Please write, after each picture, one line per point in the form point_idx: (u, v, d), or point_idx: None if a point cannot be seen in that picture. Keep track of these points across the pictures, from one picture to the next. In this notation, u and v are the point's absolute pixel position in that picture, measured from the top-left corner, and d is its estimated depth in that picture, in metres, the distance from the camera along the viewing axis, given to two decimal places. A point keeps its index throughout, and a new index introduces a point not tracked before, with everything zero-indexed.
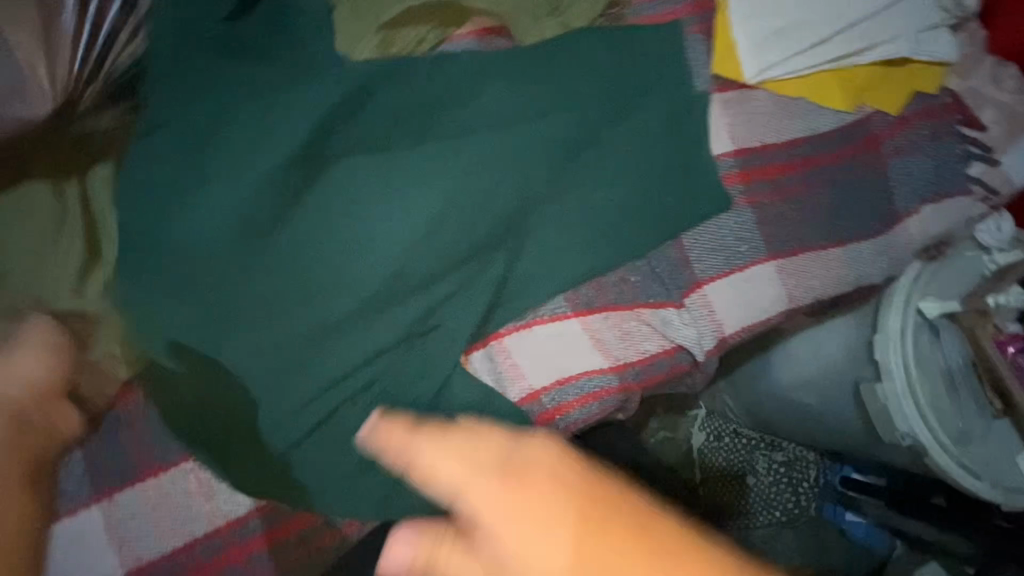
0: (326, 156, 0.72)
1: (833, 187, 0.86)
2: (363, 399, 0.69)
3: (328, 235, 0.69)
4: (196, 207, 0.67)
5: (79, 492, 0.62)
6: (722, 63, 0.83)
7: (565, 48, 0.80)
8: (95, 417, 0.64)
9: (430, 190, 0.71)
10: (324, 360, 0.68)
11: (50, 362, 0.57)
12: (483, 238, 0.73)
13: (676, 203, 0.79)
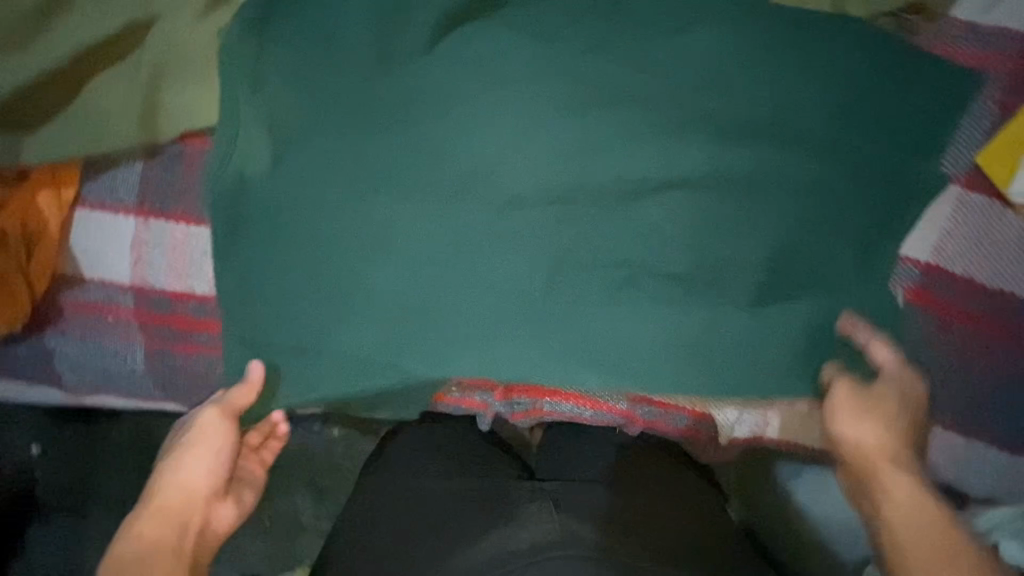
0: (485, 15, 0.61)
1: (1012, 373, 0.66)
2: (377, 289, 0.61)
3: (439, 107, 0.60)
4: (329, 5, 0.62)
5: (125, 200, 0.67)
6: (990, 155, 0.62)
7: (819, 32, 0.60)
8: (156, 144, 0.65)
9: (570, 122, 0.60)
10: (369, 241, 0.61)
11: (228, 438, 0.64)
12: (592, 209, 0.61)
13: (829, 282, 0.62)
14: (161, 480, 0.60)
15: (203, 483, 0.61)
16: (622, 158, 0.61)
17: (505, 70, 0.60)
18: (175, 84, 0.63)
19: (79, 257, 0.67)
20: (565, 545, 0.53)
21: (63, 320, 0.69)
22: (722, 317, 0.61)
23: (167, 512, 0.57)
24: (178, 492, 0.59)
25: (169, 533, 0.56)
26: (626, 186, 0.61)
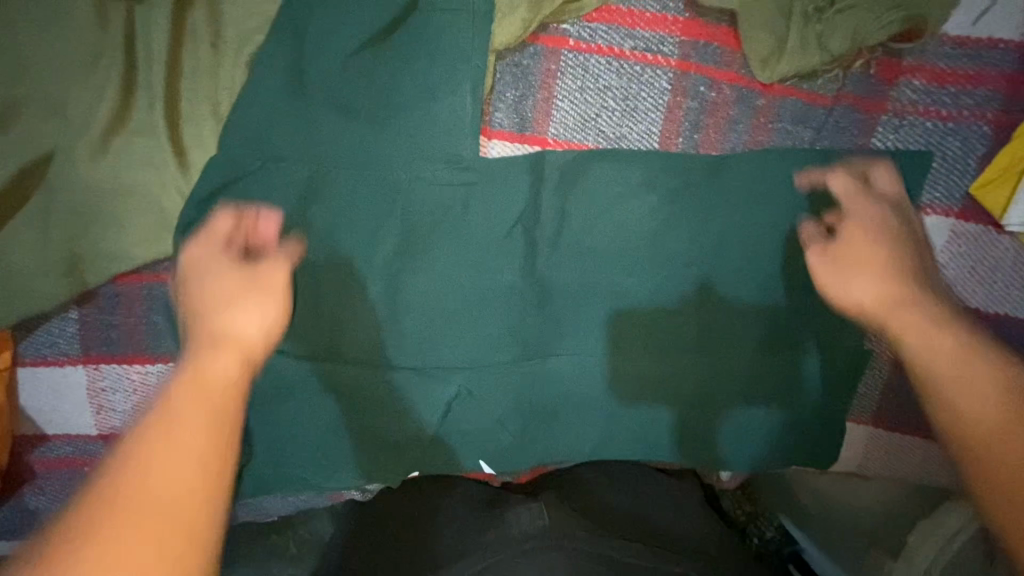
0: (438, 118, 0.58)
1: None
2: (376, 416, 0.67)
3: (411, 249, 0.63)
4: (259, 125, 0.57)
5: (68, 351, 0.61)
6: (988, 185, 0.57)
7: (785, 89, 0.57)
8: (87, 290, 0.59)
9: (533, 242, 0.63)
10: (364, 373, 0.66)
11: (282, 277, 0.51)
12: (558, 318, 0.66)
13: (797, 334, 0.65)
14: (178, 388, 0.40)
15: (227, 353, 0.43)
16: (579, 232, 0.62)
17: (459, 166, 0.60)
18: (91, 226, 0.56)
19: (34, 415, 0.63)
20: (556, 540, 0.56)
21: (35, 479, 0.65)
22: (683, 383, 0.66)
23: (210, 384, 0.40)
24: (248, 330, 0.45)
25: (215, 406, 0.39)
26: (586, 257, 0.63)
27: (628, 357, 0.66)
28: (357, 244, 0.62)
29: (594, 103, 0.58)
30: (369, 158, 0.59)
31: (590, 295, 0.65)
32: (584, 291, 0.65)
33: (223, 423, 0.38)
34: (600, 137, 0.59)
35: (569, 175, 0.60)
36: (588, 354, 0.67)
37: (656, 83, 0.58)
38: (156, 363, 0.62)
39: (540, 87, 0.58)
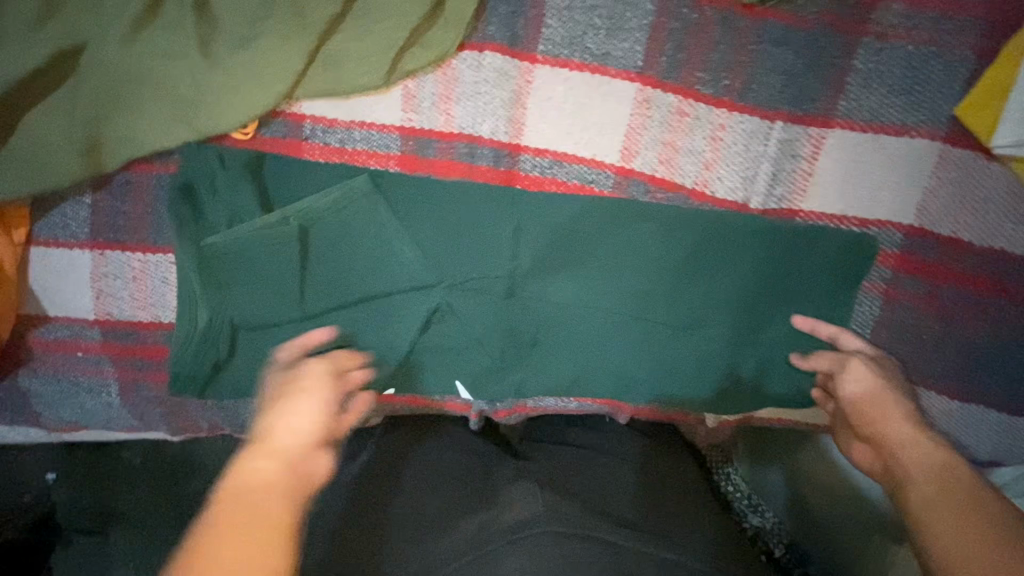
0: (433, 28, 0.61)
1: (1000, 327, 0.62)
2: (355, 330, 0.66)
3: (413, 169, 0.65)
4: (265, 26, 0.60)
5: (78, 235, 0.65)
6: (975, 106, 0.57)
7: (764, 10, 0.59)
8: (104, 174, 0.63)
9: (516, 161, 0.65)
10: (345, 291, 0.66)
11: (321, 411, 0.53)
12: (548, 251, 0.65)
13: (778, 272, 0.63)
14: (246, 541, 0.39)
15: (280, 469, 0.46)
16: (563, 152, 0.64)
17: (449, 78, 0.63)
18: (114, 112, 0.61)
19: (42, 296, 0.67)
20: (547, 521, 0.51)
21: (33, 360, 0.68)
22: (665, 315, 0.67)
23: (253, 509, 0.41)
24: (289, 433, 0.49)
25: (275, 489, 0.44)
26: (572, 175, 0.64)
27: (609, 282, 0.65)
28: (350, 150, 0.65)
29: (581, 21, 0.61)
30: (362, 66, 0.62)
31: (577, 230, 0.64)
32: (568, 213, 0.64)
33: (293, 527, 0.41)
34: (586, 55, 0.61)
35: (554, 92, 0.63)
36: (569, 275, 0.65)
37: (642, 4, 0.60)
38: (152, 252, 0.66)
39: (532, 6, 0.61)
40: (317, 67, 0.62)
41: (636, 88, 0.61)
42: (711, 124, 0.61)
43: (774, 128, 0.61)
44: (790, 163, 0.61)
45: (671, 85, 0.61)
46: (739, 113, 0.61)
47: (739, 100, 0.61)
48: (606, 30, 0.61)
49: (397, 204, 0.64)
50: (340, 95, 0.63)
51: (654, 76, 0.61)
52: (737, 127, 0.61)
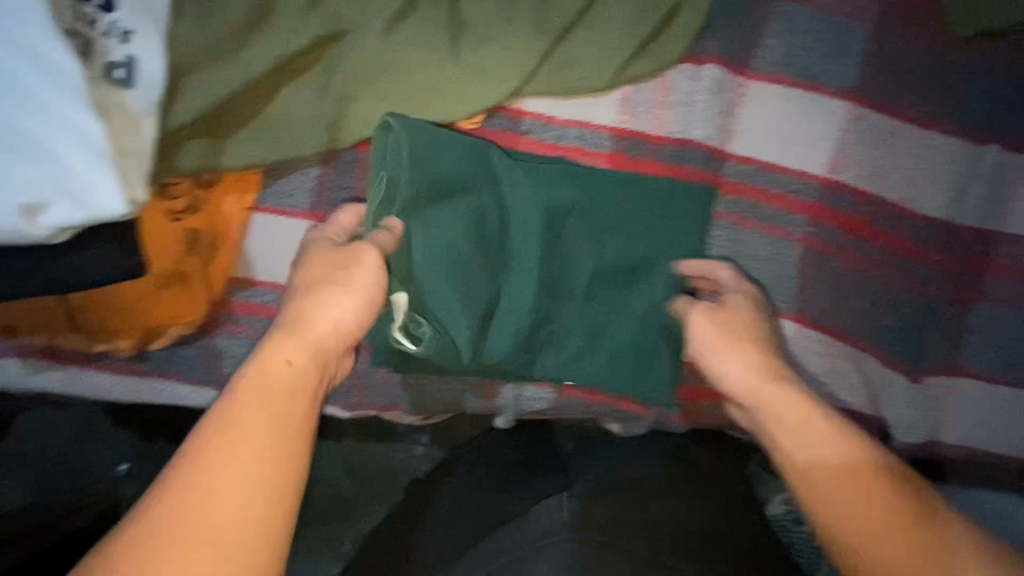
0: (661, 41, 0.66)
1: None
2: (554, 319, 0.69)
3: (621, 167, 0.69)
4: (506, 29, 0.65)
5: (299, 204, 0.69)
6: None
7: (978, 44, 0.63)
8: (335, 150, 0.67)
9: (721, 169, 0.68)
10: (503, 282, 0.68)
11: (358, 315, 0.58)
12: (741, 251, 0.69)
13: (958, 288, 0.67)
14: (210, 461, 0.45)
15: (304, 353, 0.54)
16: (768, 165, 0.67)
17: (667, 87, 0.67)
18: (360, 95, 0.66)
19: (255, 260, 0.70)
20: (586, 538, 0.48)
21: (233, 321, 0.71)
22: (854, 325, 0.68)
23: (249, 429, 0.48)
24: (330, 337, 0.56)
25: (295, 396, 0.51)
26: (776, 188, 0.67)
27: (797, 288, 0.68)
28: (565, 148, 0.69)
29: (800, 43, 0.65)
30: (590, 70, 0.66)
31: (773, 238, 0.68)
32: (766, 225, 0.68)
33: (260, 473, 0.46)
34: (803, 73, 0.65)
35: (768, 106, 0.66)
36: (761, 279, 0.69)
37: (858, 31, 0.64)
38: None
39: (753, 27, 0.65)
40: (547, 70, 0.67)
41: (848, 105, 0.65)
42: (917, 146, 0.64)
43: (981, 154, 0.64)
44: (994, 188, 0.64)
45: (883, 107, 0.64)
46: (946, 137, 0.64)
47: (947, 125, 0.64)
48: (823, 52, 0.65)
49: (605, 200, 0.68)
50: (563, 96, 0.68)
51: (867, 97, 0.64)
52: (943, 150, 0.64)
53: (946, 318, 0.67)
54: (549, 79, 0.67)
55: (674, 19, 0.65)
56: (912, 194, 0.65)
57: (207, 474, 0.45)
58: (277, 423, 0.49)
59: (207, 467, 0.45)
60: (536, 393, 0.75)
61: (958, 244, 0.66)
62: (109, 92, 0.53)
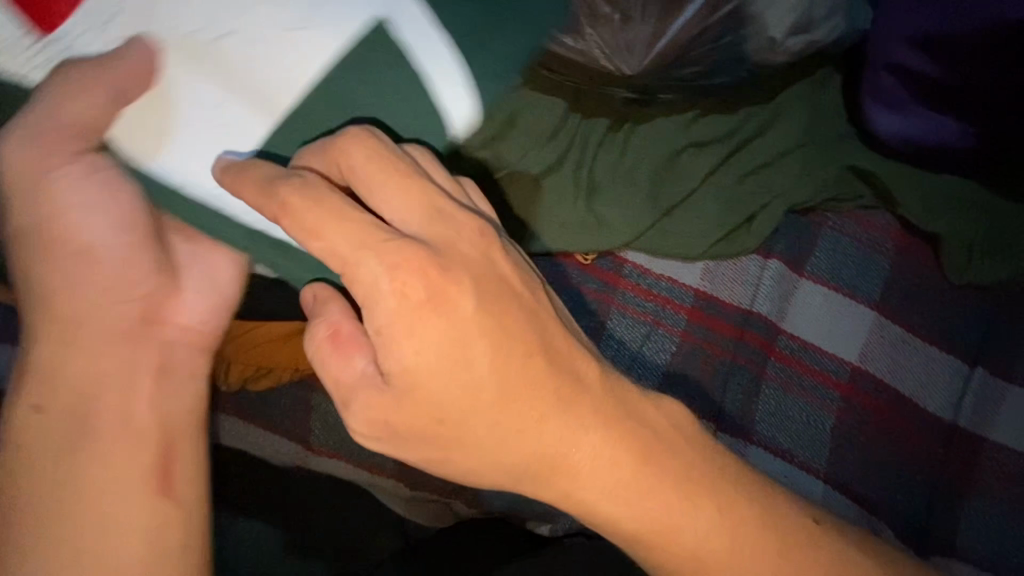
0: (741, 235, 0.86)
1: None
2: None
3: (698, 320, 0.84)
4: (626, 200, 0.84)
5: None
6: None
7: (966, 291, 0.85)
8: None
9: (775, 340, 0.84)
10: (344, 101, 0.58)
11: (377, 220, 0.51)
12: (784, 411, 0.82)
13: (958, 478, 0.80)
14: (421, 384, 0.50)
15: (445, 334, 0.50)
16: (812, 347, 0.83)
17: (742, 269, 0.85)
18: (508, 217, 0.81)
19: None
20: None
21: None
22: (875, 495, 0.79)
23: (432, 325, 0.49)
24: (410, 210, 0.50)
25: (403, 313, 0.49)
26: (817, 365, 0.83)
27: (829, 451, 0.80)
28: (656, 292, 0.86)
29: (840, 261, 0.86)
30: (685, 243, 0.85)
31: (810, 405, 0.82)
32: (805, 394, 0.82)
33: (492, 387, 0.51)
34: (841, 282, 0.85)
35: (814, 300, 0.84)
36: (798, 438, 0.81)
37: (883, 262, 0.86)
38: None
39: (806, 241, 0.87)
40: (654, 235, 0.85)
41: (875, 313, 0.83)
42: (925, 355, 0.82)
43: (969, 372, 0.82)
44: (983, 401, 0.81)
45: (900, 320, 0.83)
46: (945, 354, 0.83)
47: (946, 344, 0.83)
48: (855, 271, 0.85)
49: (679, 343, 0.84)
50: (663, 256, 0.86)
51: (888, 311, 0.84)
52: (943, 363, 0.82)
53: (948, 502, 0.79)
54: (653, 240, 0.85)
55: (753, 224, 0.86)
56: (921, 390, 0.82)
57: (413, 400, 0.50)
58: (506, 334, 0.52)
59: (438, 378, 0.50)
60: None
61: (954, 434, 0.81)
62: None
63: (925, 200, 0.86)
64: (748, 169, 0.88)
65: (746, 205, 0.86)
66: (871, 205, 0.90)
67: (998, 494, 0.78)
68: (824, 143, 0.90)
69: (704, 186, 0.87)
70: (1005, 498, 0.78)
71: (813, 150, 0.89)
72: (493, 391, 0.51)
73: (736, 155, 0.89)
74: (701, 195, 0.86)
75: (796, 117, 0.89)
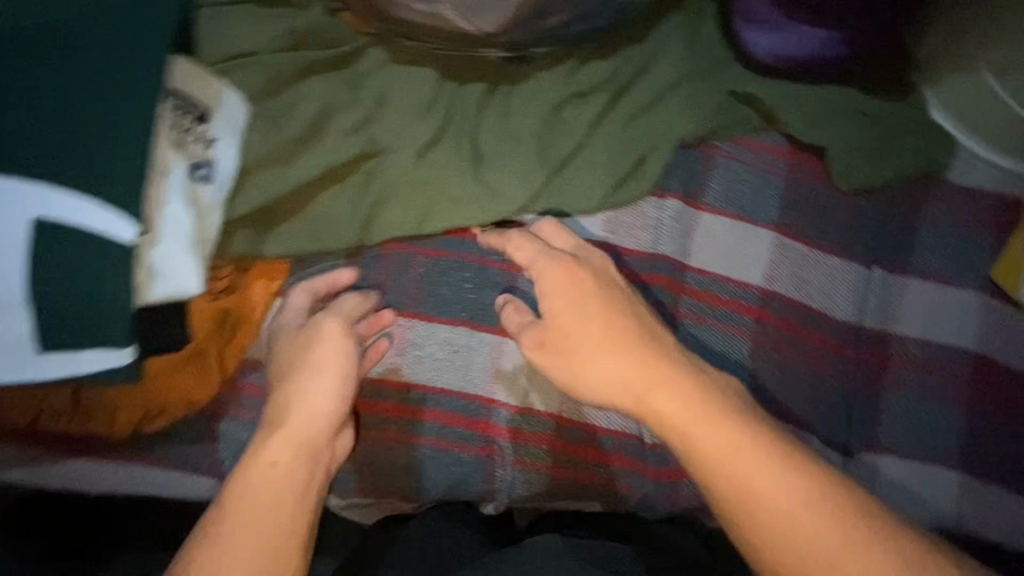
0: (634, 179, 0.85)
1: None
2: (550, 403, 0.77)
3: None
4: (513, 163, 0.81)
5: (322, 290, 0.75)
6: (1000, 270, 0.84)
7: (857, 196, 0.87)
8: (362, 245, 0.77)
9: (683, 278, 0.84)
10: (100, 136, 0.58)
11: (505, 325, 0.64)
12: (703, 346, 0.82)
13: (872, 376, 0.83)
14: (588, 349, 0.67)
15: (659, 339, 0.67)
16: (717, 278, 0.84)
17: (640, 214, 0.85)
18: (391, 201, 0.77)
19: (270, 341, 0.73)
20: None
21: (237, 407, 0.71)
22: (799, 408, 0.82)
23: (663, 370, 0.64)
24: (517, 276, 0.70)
25: (675, 349, 0.66)
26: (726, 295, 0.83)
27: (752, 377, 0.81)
28: None
29: (735, 188, 0.86)
30: (580, 196, 0.83)
31: (726, 335, 0.82)
32: (719, 325, 0.83)
33: (656, 371, 0.64)
34: (739, 208, 0.85)
35: (713, 232, 0.85)
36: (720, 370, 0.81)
37: (775, 182, 0.86)
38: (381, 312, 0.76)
39: (700, 174, 0.86)
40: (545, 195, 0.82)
41: (774, 233, 0.84)
42: (826, 266, 0.84)
43: (869, 274, 0.85)
44: (884, 299, 0.84)
45: (800, 236, 0.85)
46: (845, 261, 0.85)
47: (844, 251, 0.85)
48: (749, 196, 0.86)
49: None
50: (560, 215, 0.83)
51: (787, 229, 0.85)
52: (844, 270, 0.84)
53: (866, 400, 0.83)
54: (549, 199, 0.82)
55: (645, 166, 0.85)
56: (827, 299, 0.84)
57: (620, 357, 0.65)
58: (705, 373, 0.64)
59: (613, 359, 0.65)
60: (533, 477, 0.77)
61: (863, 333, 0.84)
62: (197, 187, 0.65)
63: (806, 114, 0.87)
64: (634, 111, 0.87)
65: (636, 147, 0.85)
66: (759, 126, 0.88)
67: (908, 383, 0.82)
68: (704, 72, 0.89)
69: (592, 136, 0.85)
70: (914, 385, 0.82)
71: (695, 81, 0.88)
72: (719, 423, 0.59)
73: (620, 99, 0.87)
74: (589, 145, 0.85)
75: (672, 51, 0.89)
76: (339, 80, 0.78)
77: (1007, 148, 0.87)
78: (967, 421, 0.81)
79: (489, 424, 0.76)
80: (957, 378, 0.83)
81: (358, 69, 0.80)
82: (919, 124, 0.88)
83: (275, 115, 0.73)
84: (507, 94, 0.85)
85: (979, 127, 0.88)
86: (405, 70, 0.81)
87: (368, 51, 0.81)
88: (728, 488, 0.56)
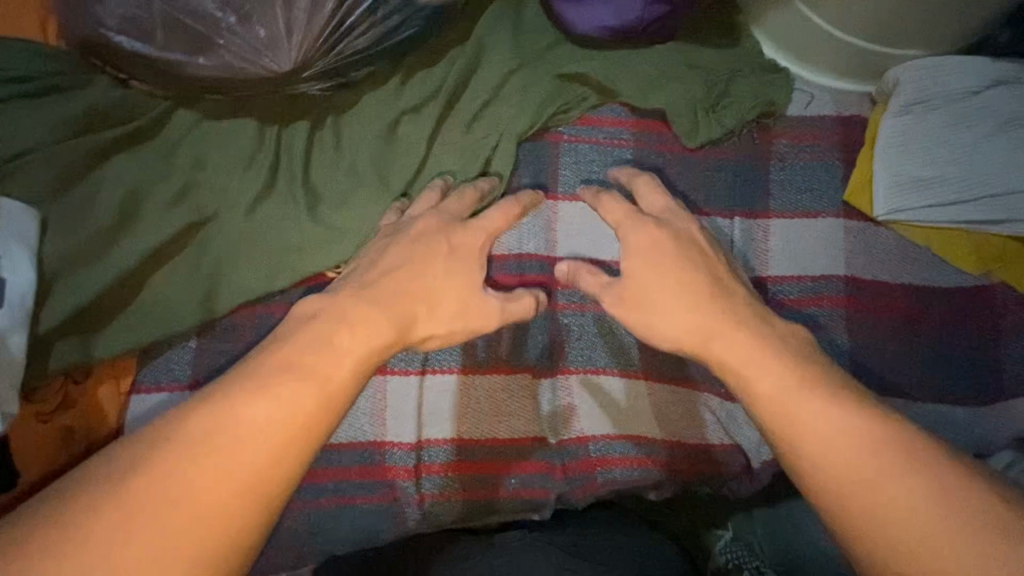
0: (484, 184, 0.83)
1: (923, 335, 0.84)
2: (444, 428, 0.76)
3: None
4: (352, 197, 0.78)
5: (181, 376, 0.72)
6: (852, 192, 0.86)
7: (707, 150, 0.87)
8: (212, 321, 0.73)
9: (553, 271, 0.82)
10: None
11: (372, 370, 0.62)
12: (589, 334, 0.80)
13: None
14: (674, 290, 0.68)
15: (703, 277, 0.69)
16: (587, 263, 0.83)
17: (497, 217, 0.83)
18: (230, 268, 0.73)
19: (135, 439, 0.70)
20: None
21: None
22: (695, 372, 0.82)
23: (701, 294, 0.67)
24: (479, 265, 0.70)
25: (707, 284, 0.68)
26: None
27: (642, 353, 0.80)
28: None
29: (585, 171, 0.86)
30: None
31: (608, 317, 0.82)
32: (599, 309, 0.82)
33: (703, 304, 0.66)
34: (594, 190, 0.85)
35: (572, 219, 0.84)
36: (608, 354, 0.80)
37: (624, 156, 0.86)
38: None
39: (549, 164, 0.86)
40: None
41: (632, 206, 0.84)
42: None
43: (733, 224, 0.85)
44: (752, 245, 0.85)
45: None
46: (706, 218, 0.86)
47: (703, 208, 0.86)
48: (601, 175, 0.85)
49: None
50: None
51: None
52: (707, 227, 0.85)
53: None
54: None
55: (492, 168, 0.83)
56: None
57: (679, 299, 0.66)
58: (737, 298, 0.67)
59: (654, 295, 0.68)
60: (444, 504, 0.76)
61: None
62: None
63: (641, 80, 0.86)
64: (471, 114, 0.84)
65: (480, 151, 0.83)
66: (597, 102, 0.87)
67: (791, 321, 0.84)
68: (535, 58, 0.86)
69: (434, 149, 0.83)
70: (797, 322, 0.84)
71: (527, 69, 0.86)
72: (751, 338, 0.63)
73: (456, 104, 0.84)
74: (430, 161, 0.82)
75: (498, 44, 0.86)
76: (146, 155, 0.73)
77: (840, 71, 0.88)
78: (851, 343, 0.84)
79: (387, 467, 0.75)
80: (835, 304, 0.85)
81: (165, 137, 0.74)
82: (754, 65, 0.88)
83: (82, 209, 0.69)
84: (334, 127, 0.81)
85: (810, 56, 0.88)
86: (217, 126, 0.76)
87: (172, 115, 0.75)
88: (784, 421, 0.58)
